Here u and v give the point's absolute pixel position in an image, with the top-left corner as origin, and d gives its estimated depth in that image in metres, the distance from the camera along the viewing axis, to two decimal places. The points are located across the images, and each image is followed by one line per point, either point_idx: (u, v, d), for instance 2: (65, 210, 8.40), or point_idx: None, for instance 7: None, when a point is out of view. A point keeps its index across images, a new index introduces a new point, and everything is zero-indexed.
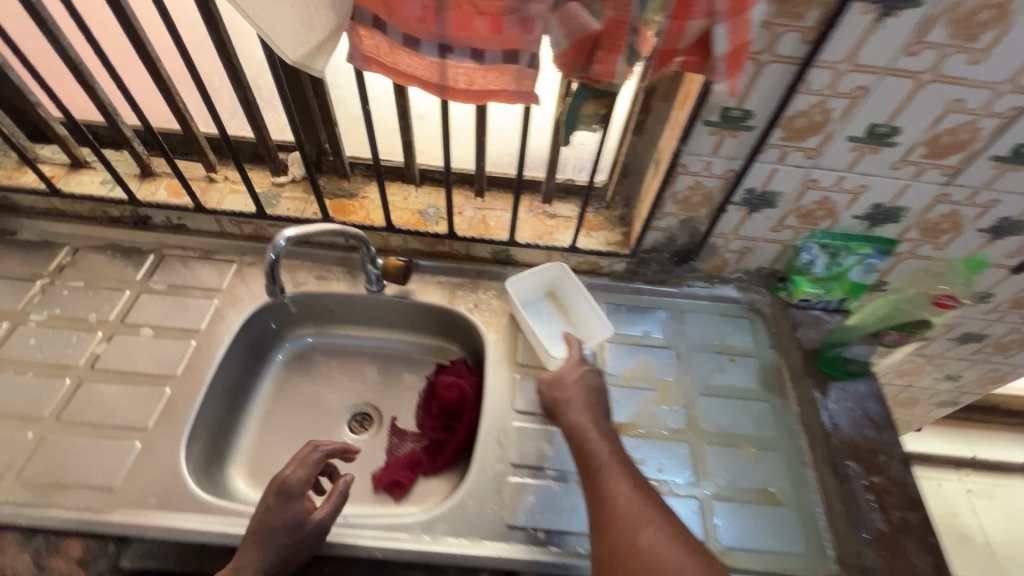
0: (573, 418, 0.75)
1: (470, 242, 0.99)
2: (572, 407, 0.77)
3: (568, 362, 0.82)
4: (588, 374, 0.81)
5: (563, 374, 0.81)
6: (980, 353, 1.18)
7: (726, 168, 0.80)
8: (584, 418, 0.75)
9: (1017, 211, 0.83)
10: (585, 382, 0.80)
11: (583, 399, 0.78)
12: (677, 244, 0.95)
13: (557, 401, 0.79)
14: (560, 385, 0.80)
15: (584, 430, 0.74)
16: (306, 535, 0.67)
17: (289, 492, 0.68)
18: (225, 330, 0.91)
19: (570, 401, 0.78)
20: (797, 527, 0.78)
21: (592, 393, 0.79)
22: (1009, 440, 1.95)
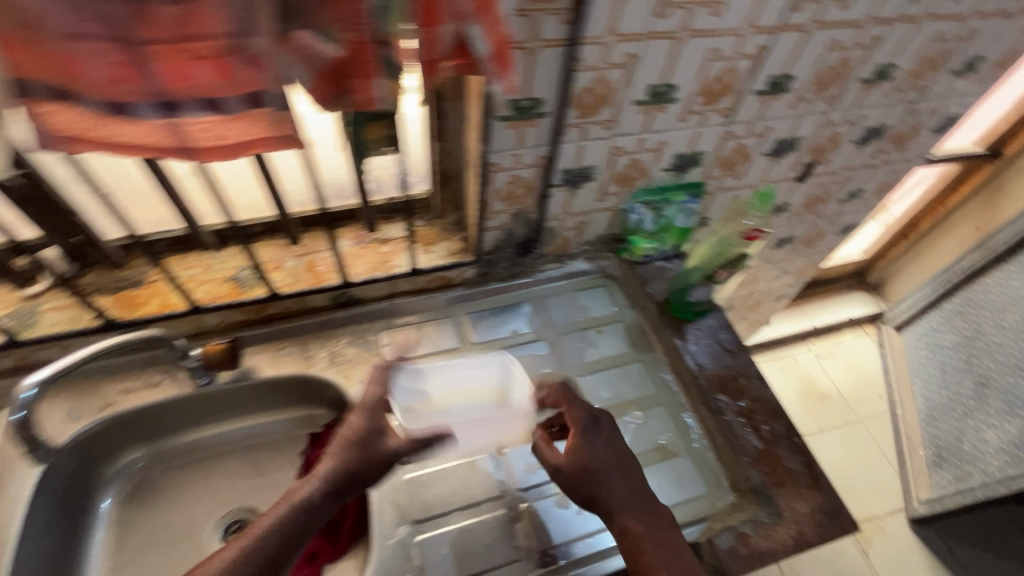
0: (622, 518, 0.69)
1: (302, 296, 0.88)
2: (614, 499, 0.71)
3: (580, 444, 0.74)
4: (607, 441, 0.75)
5: (583, 456, 0.73)
6: (793, 250, 1.36)
7: (536, 156, 0.78)
8: (629, 511, 0.70)
9: (787, 132, 0.93)
10: (613, 461, 0.74)
11: (617, 482, 0.72)
12: (517, 237, 0.93)
13: (594, 496, 0.71)
14: (584, 474, 0.72)
15: (631, 530, 0.69)
16: (358, 468, 0.72)
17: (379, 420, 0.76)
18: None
19: (609, 492, 0.71)
20: (693, 470, 0.82)
21: (622, 469, 0.74)
22: (834, 303, 2.32)
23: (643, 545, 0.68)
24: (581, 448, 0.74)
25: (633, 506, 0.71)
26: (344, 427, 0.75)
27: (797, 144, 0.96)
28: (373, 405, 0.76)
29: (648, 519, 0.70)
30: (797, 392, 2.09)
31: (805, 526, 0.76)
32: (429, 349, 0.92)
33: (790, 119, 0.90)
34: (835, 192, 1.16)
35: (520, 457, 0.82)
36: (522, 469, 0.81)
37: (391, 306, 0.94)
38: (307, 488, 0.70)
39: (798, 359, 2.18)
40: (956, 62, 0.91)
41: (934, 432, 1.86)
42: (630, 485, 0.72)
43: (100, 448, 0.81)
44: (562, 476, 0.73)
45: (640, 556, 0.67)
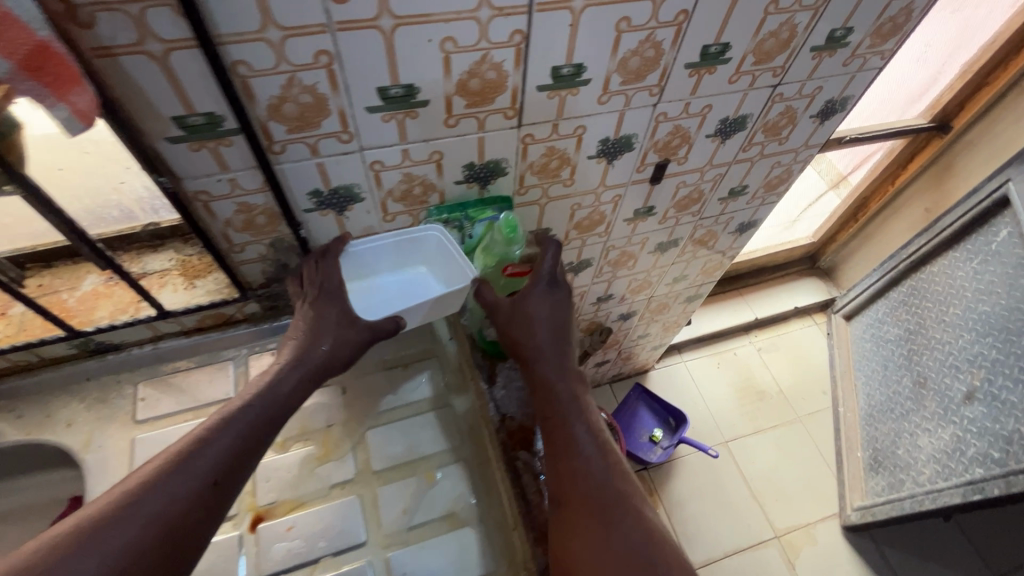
0: (537, 373, 0.76)
1: (31, 348, 0.75)
2: (535, 354, 0.77)
3: (535, 285, 0.79)
4: (555, 300, 0.79)
5: (528, 309, 0.77)
6: (685, 253, 1.20)
7: (258, 180, 0.63)
8: (550, 370, 0.77)
9: (609, 130, 0.76)
10: (535, 324, 0.77)
11: (532, 345, 0.77)
12: (294, 268, 0.79)
13: (529, 347, 0.77)
14: (529, 322, 0.77)
15: (544, 387, 0.76)
16: (325, 349, 0.69)
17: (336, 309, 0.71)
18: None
19: (532, 351, 0.77)
20: (481, 544, 0.71)
21: (550, 322, 0.78)
22: (781, 291, 2.17)
23: (557, 400, 0.74)
24: (534, 297, 0.78)
25: (546, 368, 0.77)
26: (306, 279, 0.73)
27: (630, 142, 0.80)
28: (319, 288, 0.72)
29: (561, 369, 0.78)
30: (734, 389, 1.96)
31: None
32: (193, 403, 0.79)
33: (605, 116, 0.73)
34: (711, 191, 1.00)
35: (271, 535, 0.69)
36: (270, 551, 0.68)
37: (155, 351, 0.81)
38: (233, 403, 0.63)
39: (737, 353, 2.04)
40: (814, 35, 0.74)
41: (872, 433, 1.72)
42: (549, 340, 0.78)
43: None
44: (505, 325, 0.77)
45: (554, 414, 0.74)
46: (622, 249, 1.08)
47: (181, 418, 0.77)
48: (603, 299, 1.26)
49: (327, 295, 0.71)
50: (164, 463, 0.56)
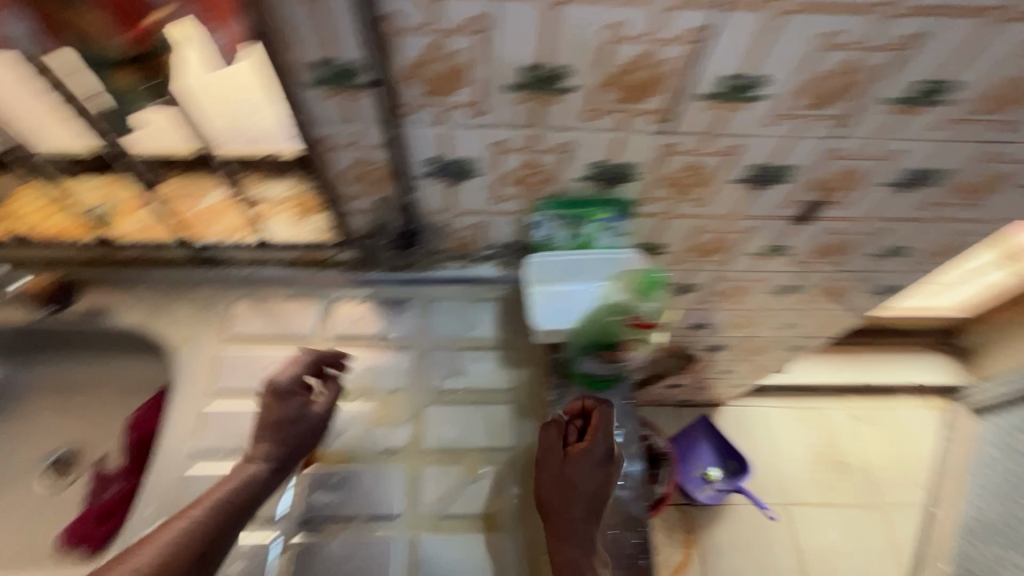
0: (559, 543, 0.65)
1: (155, 247, 0.81)
2: (580, 518, 0.66)
3: (578, 466, 0.68)
4: (589, 472, 0.68)
5: (568, 476, 0.67)
6: (805, 301, 1.06)
7: (380, 137, 0.61)
8: (576, 547, 0.64)
9: (764, 155, 0.66)
10: (586, 480, 0.68)
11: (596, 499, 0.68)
12: (395, 228, 0.78)
13: (552, 516, 0.66)
14: (588, 490, 0.67)
15: (564, 562, 0.64)
16: (285, 425, 0.69)
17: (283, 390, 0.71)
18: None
19: (573, 516, 0.66)
20: (511, 554, 0.69)
21: (592, 499, 0.67)
22: (901, 359, 1.88)
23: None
24: (585, 471, 0.68)
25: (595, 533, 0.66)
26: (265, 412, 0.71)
27: (785, 173, 0.69)
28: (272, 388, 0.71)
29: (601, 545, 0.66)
30: (813, 452, 1.76)
31: None
32: (277, 332, 0.82)
33: (767, 139, 0.63)
34: (862, 243, 0.86)
35: (318, 480, 0.72)
36: (315, 494, 0.71)
37: (255, 274, 0.85)
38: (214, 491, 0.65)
39: (827, 414, 1.82)
40: None
41: (977, 551, 1.53)
42: (587, 511, 0.67)
43: None
44: (543, 487, 0.68)
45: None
46: (735, 283, 0.97)
47: (266, 344, 0.81)
48: (697, 326, 1.15)
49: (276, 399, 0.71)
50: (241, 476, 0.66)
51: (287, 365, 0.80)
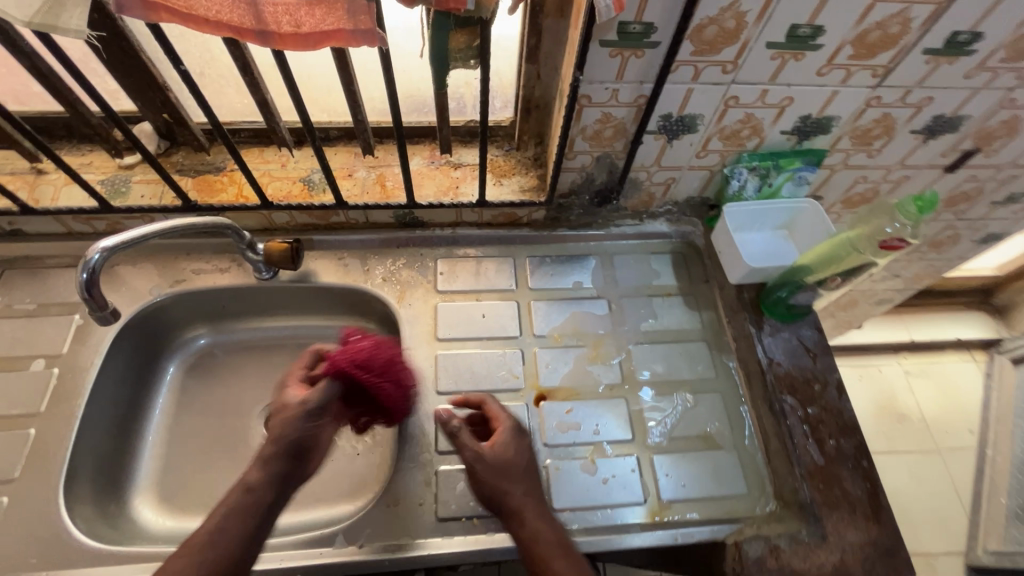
0: (515, 497, 0.64)
1: (368, 210, 0.86)
2: (523, 497, 0.65)
3: (497, 435, 0.68)
4: (528, 455, 0.69)
5: (497, 445, 0.67)
6: (914, 252, 1.17)
7: (634, 94, 0.69)
8: (530, 524, 0.63)
9: (951, 107, 0.75)
10: (530, 476, 0.67)
11: (534, 498, 0.65)
12: (597, 184, 0.85)
13: (512, 497, 0.64)
14: (503, 460, 0.66)
15: (533, 534, 0.62)
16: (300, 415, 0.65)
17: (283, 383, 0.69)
18: (100, 336, 0.78)
19: (517, 504, 0.64)
20: (738, 468, 0.76)
21: (522, 469, 0.67)
22: (943, 320, 2.04)
23: (538, 545, 0.61)
24: (501, 440, 0.68)
25: (547, 520, 0.64)
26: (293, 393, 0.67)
27: (960, 124, 0.79)
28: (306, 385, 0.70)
29: (561, 536, 0.63)
30: (873, 405, 1.90)
31: (851, 556, 0.68)
32: (482, 286, 0.89)
33: (961, 91, 0.73)
34: (992, 191, 0.96)
35: (553, 413, 0.79)
36: (553, 426, 0.78)
37: (453, 235, 0.92)
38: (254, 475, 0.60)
39: (883, 370, 1.96)
40: None
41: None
42: (529, 489, 0.66)
43: (170, 321, 0.86)
44: (481, 470, 0.65)
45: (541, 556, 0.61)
46: None
47: (474, 297, 0.88)
48: None
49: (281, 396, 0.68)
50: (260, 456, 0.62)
51: (499, 315, 0.86)
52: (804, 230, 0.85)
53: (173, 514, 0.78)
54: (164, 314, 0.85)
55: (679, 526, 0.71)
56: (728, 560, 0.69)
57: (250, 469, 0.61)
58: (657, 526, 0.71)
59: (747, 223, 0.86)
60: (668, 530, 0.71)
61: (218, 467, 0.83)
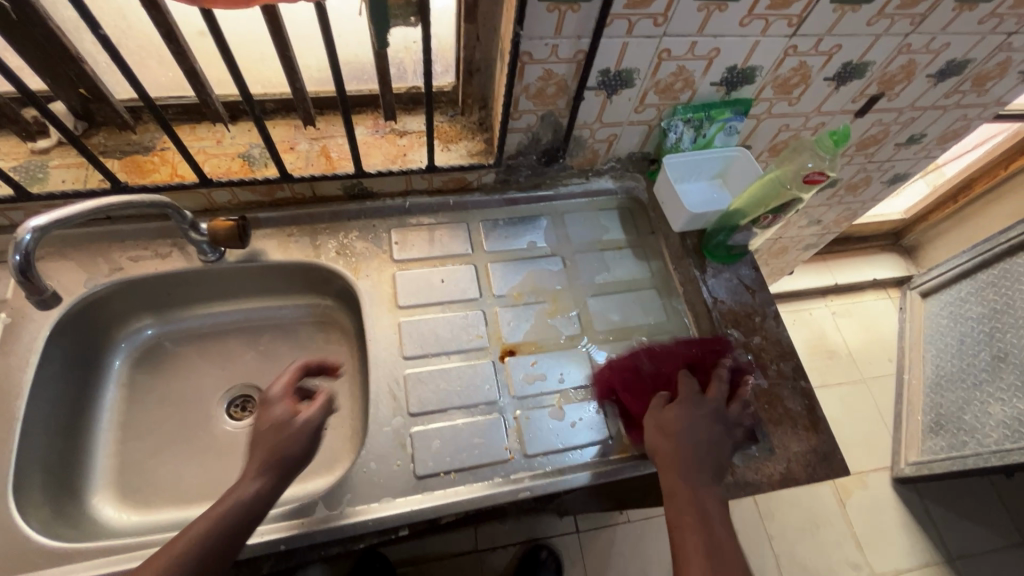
0: (671, 482, 0.64)
1: (314, 183, 0.85)
2: (671, 468, 0.65)
3: (681, 405, 0.70)
4: (703, 414, 0.70)
5: (664, 446, 0.67)
6: (833, 196, 1.28)
7: (573, 49, 0.71)
8: (684, 503, 0.62)
9: (857, 53, 0.82)
10: (688, 437, 0.67)
11: (672, 457, 0.66)
12: (543, 144, 0.87)
13: (669, 451, 0.66)
14: (698, 425, 0.68)
15: (680, 545, 0.61)
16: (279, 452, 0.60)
17: (269, 399, 0.65)
18: (33, 332, 0.73)
19: (671, 451, 0.66)
20: None
21: (707, 446, 0.67)
22: (861, 263, 2.24)
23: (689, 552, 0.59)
24: (682, 412, 0.69)
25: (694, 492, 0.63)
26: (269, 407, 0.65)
27: (865, 70, 0.86)
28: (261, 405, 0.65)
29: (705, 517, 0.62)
30: (807, 346, 2.06)
31: (796, 464, 0.75)
32: (439, 252, 0.89)
33: (864, 38, 0.80)
34: (895, 133, 1.06)
35: (519, 367, 0.81)
36: (520, 378, 0.80)
37: (405, 204, 0.92)
38: (226, 512, 0.55)
39: (813, 313, 2.13)
40: None
41: (936, 400, 1.82)
42: (712, 436, 0.68)
43: (110, 313, 0.82)
44: (681, 413, 0.69)
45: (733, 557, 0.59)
46: None
47: (432, 264, 0.88)
48: None
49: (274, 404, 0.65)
50: (235, 498, 0.56)
51: (458, 279, 0.88)
52: (735, 176, 0.91)
53: (138, 510, 0.75)
54: (103, 306, 0.80)
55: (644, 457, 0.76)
56: None
57: (238, 491, 0.57)
58: (625, 459, 0.76)
59: (684, 173, 0.92)
60: (637, 462, 0.75)
61: (181, 458, 0.80)
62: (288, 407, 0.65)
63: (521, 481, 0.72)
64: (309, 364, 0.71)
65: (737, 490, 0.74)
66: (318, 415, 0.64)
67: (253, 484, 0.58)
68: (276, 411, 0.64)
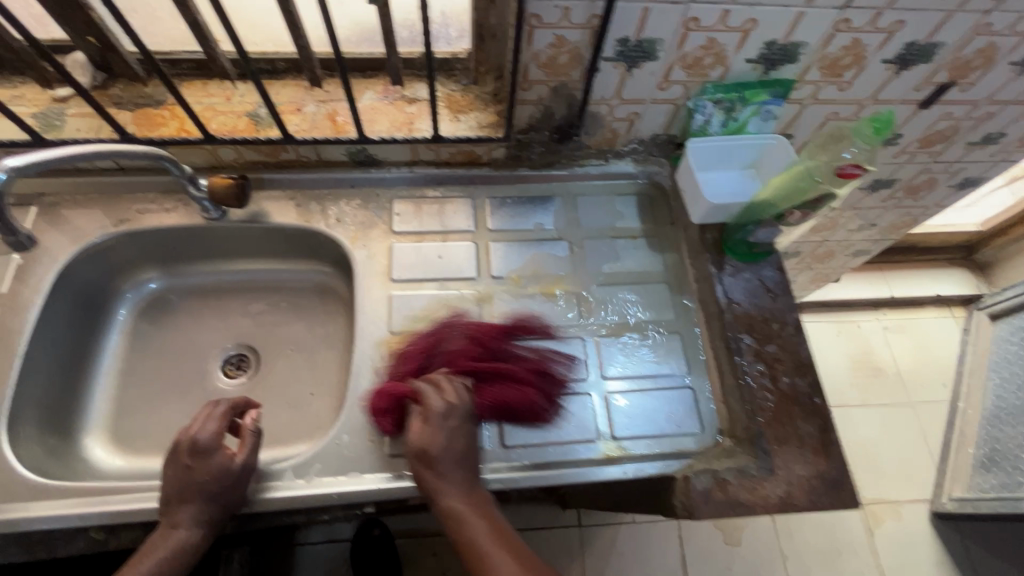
0: (449, 503, 0.62)
1: (318, 146, 0.83)
2: (442, 484, 0.63)
3: (429, 432, 0.65)
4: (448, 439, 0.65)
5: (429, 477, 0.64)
6: (890, 199, 1.15)
7: (587, 14, 0.65)
8: (461, 498, 0.63)
9: (924, 33, 0.71)
10: (457, 483, 0.64)
11: (434, 452, 0.64)
12: (556, 119, 0.82)
13: (435, 475, 0.64)
14: (431, 446, 0.64)
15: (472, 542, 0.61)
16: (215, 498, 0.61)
17: (201, 448, 0.62)
18: (40, 275, 0.76)
19: (454, 500, 0.63)
20: (692, 405, 0.76)
21: (460, 455, 0.65)
22: (923, 277, 2.04)
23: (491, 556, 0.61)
24: (432, 432, 0.65)
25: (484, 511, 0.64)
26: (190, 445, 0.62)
27: (933, 52, 0.75)
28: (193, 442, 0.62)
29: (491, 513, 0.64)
30: (850, 361, 1.91)
31: (798, 488, 0.68)
32: (441, 227, 0.86)
33: (933, 14, 0.69)
34: (968, 130, 0.93)
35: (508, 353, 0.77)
36: None
37: (410, 175, 0.88)
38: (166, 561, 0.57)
39: (861, 326, 1.97)
40: None
41: (992, 434, 1.65)
42: (460, 464, 0.65)
43: (117, 262, 0.84)
44: (431, 446, 0.64)
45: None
46: None
47: (431, 239, 0.85)
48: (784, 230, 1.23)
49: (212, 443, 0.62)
50: (174, 543, 0.58)
51: (456, 256, 0.84)
52: (767, 165, 0.83)
53: (126, 456, 0.77)
54: (110, 255, 0.83)
55: (631, 462, 0.71)
56: (677, 495, 0.69)
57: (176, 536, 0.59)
58: (610, 462, 0.71)
59: (710, 159, 0.84)
60: (620, 465, 0.71)
61: (172, 409, 0.82)
62: (225, 453, 0.62)
63: (496, 472, 0.69)
64: (223, 403, 0.67)
65: (728, 510, 0.67)
66: (252, 456, 0.64)
67: (192, 529, 0.59)
68: (206, 448, 0.62)
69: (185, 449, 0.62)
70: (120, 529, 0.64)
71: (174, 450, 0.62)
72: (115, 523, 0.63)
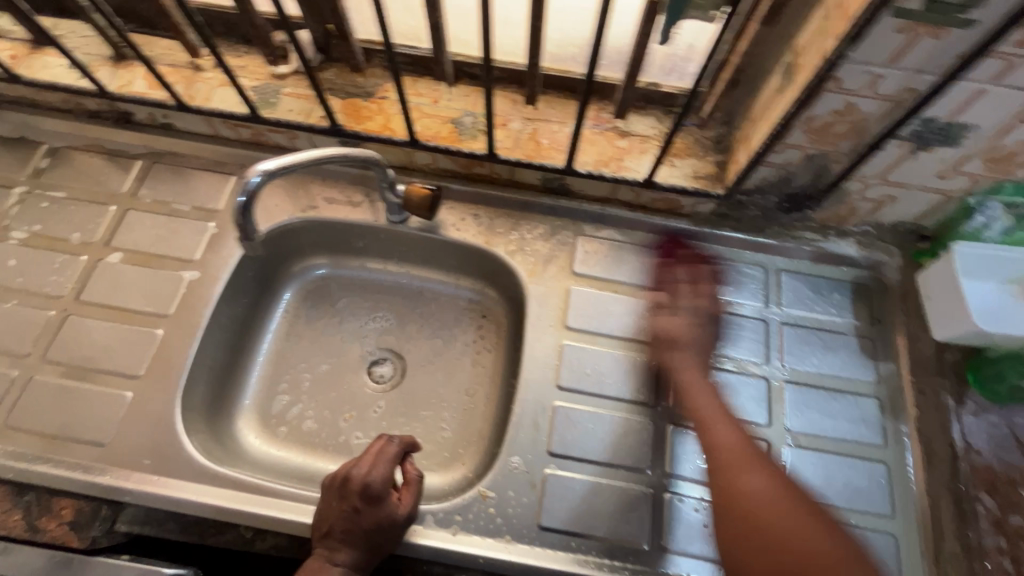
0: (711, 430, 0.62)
1: (516, 167, 0.77)
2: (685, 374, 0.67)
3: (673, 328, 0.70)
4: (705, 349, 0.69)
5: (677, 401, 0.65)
6: None
7: (903, 86, 0.53)
8: (718, 427, 0.62)
9: None
10: (728, 434, 0.61)
11: (705, 403, 0.64)
12: (792, 186, 0.70)
13: (723, 459, 0.60)
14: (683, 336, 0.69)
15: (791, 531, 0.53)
16: (376, 543, 0.57)
17: (373, 493, 0.58)
18: (232, 249, 0.77)
19: (703, 409, 0.64)
20: (894, 557, 0.64)
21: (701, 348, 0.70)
22: None
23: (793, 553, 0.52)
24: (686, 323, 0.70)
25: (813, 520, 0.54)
26: (362, 484, 0.58)
27: None
28: (361, 487, 0.58)
29: (782, 478, 0.58)
30: None
31: None
32: (625, 276, 0.78)
33: None
34: None
35: (682, 442, 0.69)
36: (679, 454, 0.69)
37: (601, 212, 0.81)
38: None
39: None
40: None
41: None
42: (739, 430, 0.62)
43: (295, 246, 0.84)
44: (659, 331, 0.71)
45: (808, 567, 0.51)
46: None
47: (611, 287, 0.77)
48: None
49: (383, 488, 0.59)
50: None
51: (639, 315, 0.76)
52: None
53: (269, 442, 0.77)
54: (291, 238, 0.82)
55: None
56: None
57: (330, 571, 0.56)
58: None
59: (973, 269, 0.67)
60: None
61: (315, 404, 0.80)
62: (393, 500, 0.59)
63: None
64: (395, 440, 0.63)
65: None
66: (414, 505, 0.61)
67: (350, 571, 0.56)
68: (380, 491, 0.58)
69: (356, 486, 0.58)
70: (267, 533, 0.63)
71: (345, 485, 0.58)
72: (265, 527, 0.62)
